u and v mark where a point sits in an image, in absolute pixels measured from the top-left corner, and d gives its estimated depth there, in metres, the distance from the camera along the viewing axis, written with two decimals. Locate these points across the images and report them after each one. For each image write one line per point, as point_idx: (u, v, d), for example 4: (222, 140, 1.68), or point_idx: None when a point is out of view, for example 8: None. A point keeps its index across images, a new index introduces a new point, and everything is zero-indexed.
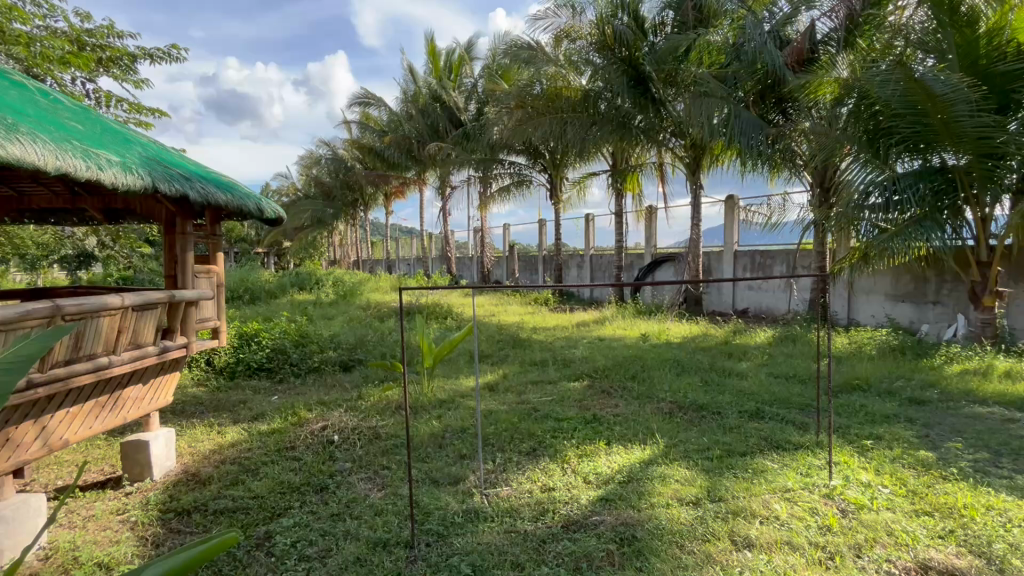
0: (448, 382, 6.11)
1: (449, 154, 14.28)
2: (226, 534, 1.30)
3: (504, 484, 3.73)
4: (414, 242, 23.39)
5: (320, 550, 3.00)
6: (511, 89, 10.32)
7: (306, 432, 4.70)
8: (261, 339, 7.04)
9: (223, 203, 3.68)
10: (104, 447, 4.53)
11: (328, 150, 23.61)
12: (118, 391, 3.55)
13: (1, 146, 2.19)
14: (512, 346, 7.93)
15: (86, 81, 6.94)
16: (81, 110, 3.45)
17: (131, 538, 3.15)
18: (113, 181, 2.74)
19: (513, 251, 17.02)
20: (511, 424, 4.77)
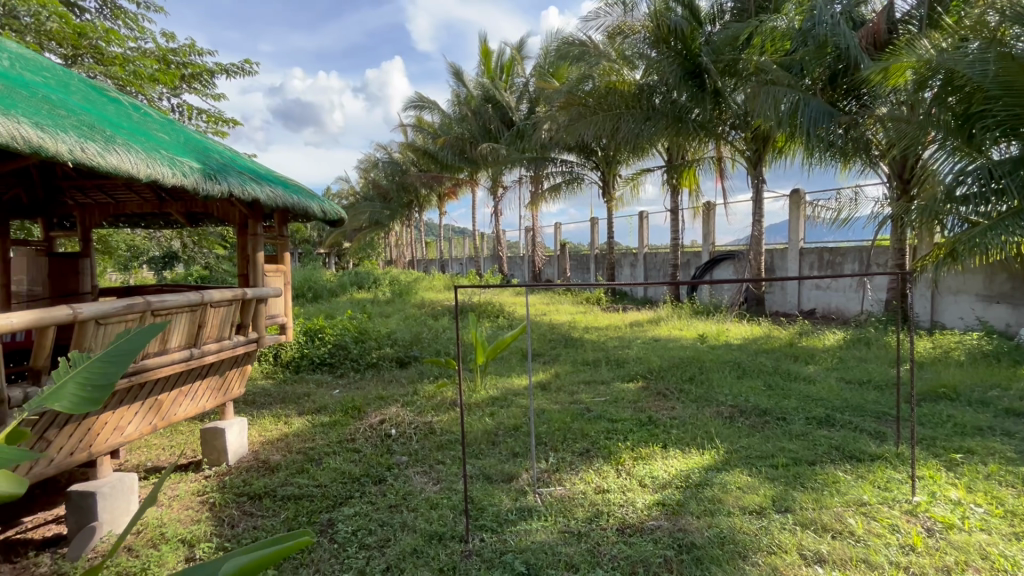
0: (500, 380, 6.17)
1: (501, 154, 14.37)
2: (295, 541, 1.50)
3: (557, 484, 3.72)
4: (466, 242, 23.78)
5: (379, 540, 3.11)
6: (563, 88, 10.26)
7: (366, 425, 4.88)
8: (324, 335, 7.41)
9: (290, 205, 3.89)
10: (187, 432, 4.90)
11: (384, 153, 24.40)
12: (199, 381, 3.83)
13: (100, 156, 2.39)
14: (564, 345, 7.88)
15: (172, 96, 7.57)
16: (167, 122, 3.75)
17: (209, 518, 3.40)
18: (195, 186, 2.95)
19: (564, 251, 16.90)
20: (563, 423, 4.74)
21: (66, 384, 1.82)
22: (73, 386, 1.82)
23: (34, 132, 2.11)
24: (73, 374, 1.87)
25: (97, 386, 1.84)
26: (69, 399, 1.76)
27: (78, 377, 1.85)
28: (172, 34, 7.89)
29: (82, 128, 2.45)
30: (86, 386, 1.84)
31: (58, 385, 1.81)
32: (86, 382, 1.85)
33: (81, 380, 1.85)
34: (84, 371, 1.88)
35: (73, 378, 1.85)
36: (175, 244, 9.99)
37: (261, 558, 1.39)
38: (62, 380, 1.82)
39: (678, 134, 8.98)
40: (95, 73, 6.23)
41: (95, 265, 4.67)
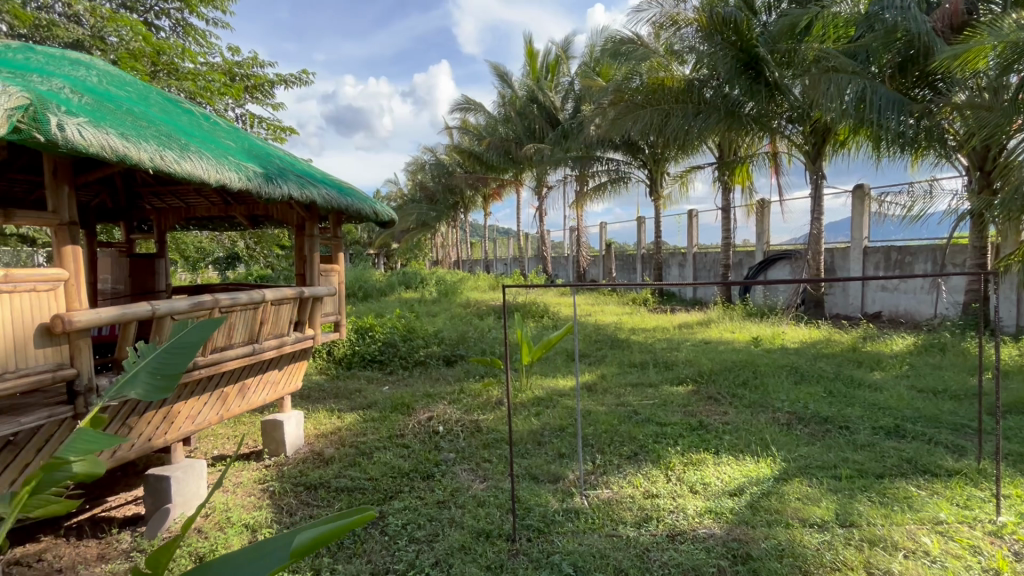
0: (545, 380, 6.16)
1: (546, 154, 14.35)
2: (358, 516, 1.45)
3: (604, 487, 3.67)
4: (511, 242, 23.88)
5: (428, 534, 3.16)
6: (609, 86, 10.12)
7: (415, 421, 5.00)
8: (374, 333, 7.65)
9: (345, 207, 4.04)
10: (249, 423, 5.19)
11: (431, 156, 24.88)
12: (260, 375, 4.03)
13: (176, 163, 2.56)
14: (609, 346, 7.77)
15: (237, 107, 8.04)
16: (233, 130, 3.98)
17: (270, 505, 3.58)
18: (258, 190, 3.11)
19: (610, 251, 16.64)
20: (610, 425, 4.67)
21: (139, 372, 1.95)
22: (145, 374, 1.95)
23: (120, 142, 2.28)
24: (144, 363, 1.99)
25: (166, 375, 1.97)
26: (142, 387, 1.89)
27: (148, 366, 1.98)
28: (237, 48, 8.37)
29: (161, 137, 2.64)
30: (157, 375, 1.97)
31: (131, 373, 1.94)
32: (157, 371, 1.98)
33: (150, 369, 1.98)
34: (153, 361, 2.01)
35: (144, 367, 1.97)
36: (239, 244, 10.60)
37: (332, 529, 1.41)
38: (134, 370, 1.95)
39: (731, 128, 8.65)
40: (171, 87, 6.71)
41: (170, 266, 4.97)
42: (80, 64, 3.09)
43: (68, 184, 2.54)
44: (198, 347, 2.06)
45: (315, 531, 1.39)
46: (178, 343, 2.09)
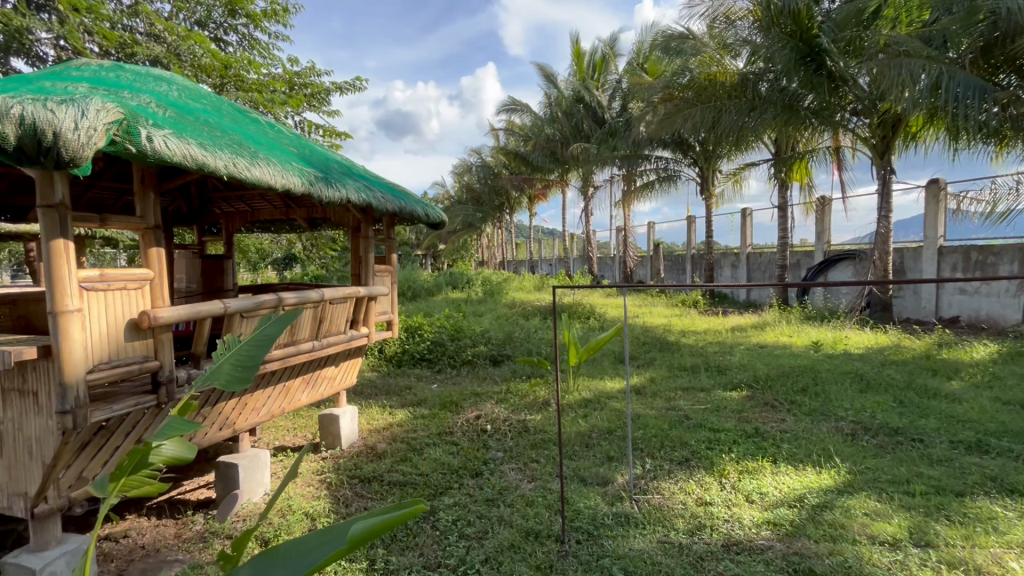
0: (593, 382, 6.10)
1: (593, 153, 14.19)
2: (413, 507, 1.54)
3: (654, 492, 3.60)
4: (556, 243, 23.80)
5: (477, 531, 3.21)
6: (658, 83, 9.91)
7: (463, 419, 5.08)
8: (423, 332, 7.83)
9: (399, 210, 4.16)
10: (306, 417, 5.44)
11: (477, 157, 25.19)
12: (319, 370, 4.21)
13: (247, 170, 2.73)
14: (659, 349, 7.59)
15: (296, 115, 8.44)
16: (295, 138, 4.19)
17: (327, 496, 3.74)
18: (320, 194, 3.26)
19: (658, 251, 16.24)
20: (660, 429, 4.57)
21: (224, 363, 2.13)
22: (228, 365, 2.12)
23: (200, 152, 2.45)
24: (229, 355, 2.18)
25: (245, 366, 2.13)
26: (224, 377, 2.06)
27: (233, 359, 2.15)
28: (296, 58, 8.78)
29: (234, 146, 2.82)
30: (237, 366, 2.13)
31: (218, 365, 2.13)
32: (239, 363, 2.14)
33: (233, 361, 2.15)
34: (236, 354, 2.19)
35: (229, 359, 2.16)
36: (297, 246, 11.12)
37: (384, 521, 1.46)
38: (219, 362, 2.13)
39: (789, 124, 8.27)
40: (237, 97, 7.13)
41: (237, 265, 5.31)
42: (161, 79, 3.34)
43: (153, 190, 2.76)
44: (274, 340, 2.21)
45: (370, 521, 1.45)
46: (258, 337, 2.25)
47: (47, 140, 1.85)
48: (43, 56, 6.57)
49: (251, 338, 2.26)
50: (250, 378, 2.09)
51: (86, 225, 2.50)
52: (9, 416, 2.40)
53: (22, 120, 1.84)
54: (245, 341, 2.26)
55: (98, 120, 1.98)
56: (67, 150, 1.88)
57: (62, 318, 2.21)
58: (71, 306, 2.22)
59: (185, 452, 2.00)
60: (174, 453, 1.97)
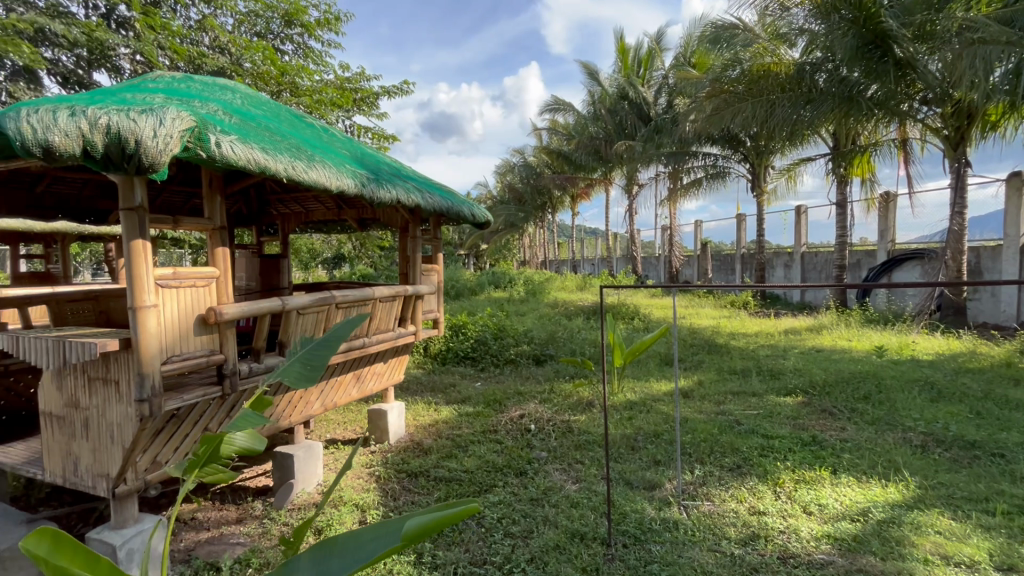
0: (638, 384, 5.99)
1: (638, 150, 13.92)
2: (466, 505, 1.51)
3: (704, 499, 3.49)
4: (599, 243, 23.52)
5: (522, 530, 3.22)
6: (707, 77, 9.60)
7: (507, 418, 5.11)
8: (467, 331, 7.92)
9: (445, 210, 4.23)
10: (355, 411, 5.61)
11: (519, 157, 25.25)
12: (368, 366, 4.34)
13: (305, 172, 2.84)
14: (707, 352, 7.36)
15: (347, 119, 8.73)
16: (347, 140, 4.34)
17: (376, 488, 3.85)
18: (372, 196, 3.36)
19: (705, 250, 15.72)
20: (709, 434, 4.43)
21: (294, 364, 2.31)
22: (298, 364, 2.30)
23: (262, 156, 2.57)
24: (300, 355, 2.37)
25: (312, 366, 2.29)
26: (294, 374, 2.23)
27: (303, 359, 2.33)
28: (347, 64, 9.09)
29: (293, 150, 2.95)
30: (305, 365, 2.30)
31: (289, 364, 2.31)
32: (307, 362, 2.31)
33: (303, 360, 2.33)
34: (305, 355, 2.37)
35: (298, 359, 2.34)
36: (346, 245, 11.50)
37: (440, 517, 1.47)
38: (290, 361, 2.31)
39: (849, 116, 7.83)
40: (293, 103, 7.44)
41: (293, 265, 5.56)
42: (225, 88, 3.52)
43: (220, 193, 2.92)
44: (341, 343, 2.35)
45: (423, 516, 1.45)
46: (326, 341, 2.43)
47: (130, 148, 2.00)
48: (120, 70, 7.08)
49: (320, 340, 2.44)
50: (315, 376, 2.23)
51: (161, 226, 2.67)
52: (94, 403, 2.60)
53: (108, 129, 1.99)
54: (314, 343, 2.44)
55: (175, 128, 2.12)
56: (147, 156, 2.03)
57: (140, 313, 2.36)
58: (148, 302, 2.38)
59: (255, 443, 2.18)
60: (246, 444, 2.16)
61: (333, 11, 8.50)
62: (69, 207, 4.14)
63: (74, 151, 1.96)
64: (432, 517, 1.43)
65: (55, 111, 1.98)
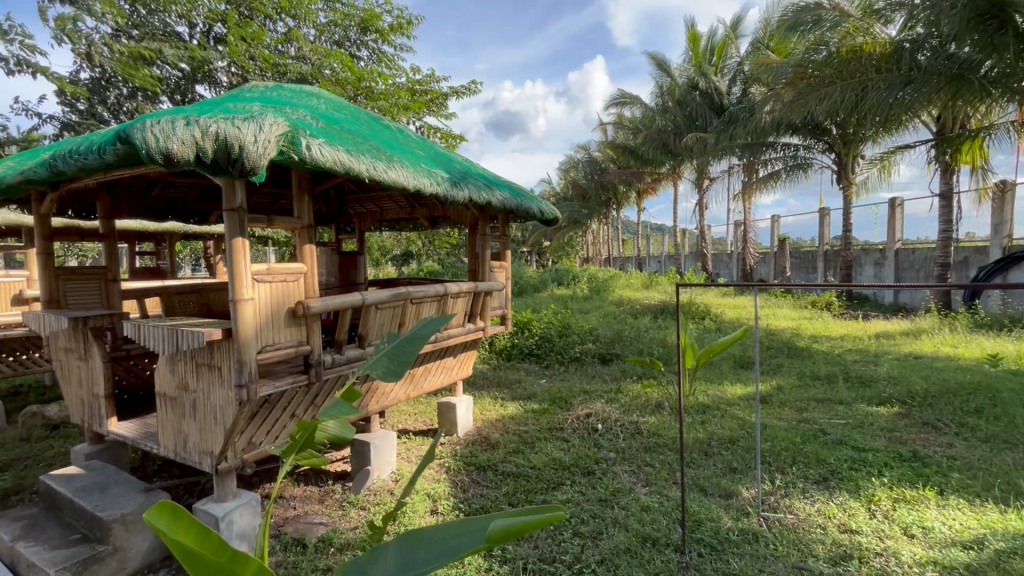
0: (710, 387, 5.73)
1: (709, 143, 13.32)
2: (552, 511, 1.50)
3: (787, 511, 3.28)
4: (666, 239, 22.75)
5: (592, 530, 3.18)
6: (788, 62, 9.00)
7: (573, 417, 5.07)
8: (532, 327, 7.94)
9: (515, 207, 4.24)
10: (424, 404, 5.80)
11: (584, 153, 24.97)
12: (437, 360, 4.46)
13: (386, 173, 2.95)
14: (787, 355, 6.89)
15: (418, 120, 9.00)
16: (420, 141, 4.46)
17: (447, 480, 3.95)
18: (447, 194, 3.43)
19: (783, 247, 14.75)
20: (792, 443, 4.15)
21: (383, 357, 2.40)
22: (387, 359, 2.39)
23: (348, 158, 2.70)
24: (389, 351, 2.46)
25: (399, 361, 2.38)
26: (383, 368, 2.33)
27: (391, 355, 2.41)
28: (418, 67, 9.38)
29: (374, 152, 3.07)
30: (394, 361, 2.38)
31: (377, 358, 2.40)
32: (395, 358, 2.40)
33: (391, 356, 2.41)
34: (394, 350, 2.46)
35: (387, 355, 2.43)
36: (415, 243, 11.91)
37: (525, 521, 1.47)
38: (379, 356, 2.40)
39: (957, 97, 7.04)
40: (368, 107, 7.79)
41: (368, 261, 5.82)
42: (311, 95, 3.73)
43: (307, 194, 3.10)
44: (426, 342, 2.47)
45: (509, 519, 1.46)
46: (413, 338, 2.53)
47: (234, 153, 2.17)
48: (218, 82, 7.75)
49: (406, 337, 2.54)
50: (403, 371, 2.32)
51: (257, 225, 2.88)
52: (200, 386, 2.86)
53: (216, 137, 2.16)
54: (401, 340, 2.54)
55: (272, 134, 2.28)
56: (248, 160, 2.20)
57: (239, 306, 2.56)
58: (246, 296, 2.58)
59: (344, 431, 2.36)
60: (336, 432, 2.34)
61: (406, 16, 8.80)
62: (177, 209, 4.57)
63: (189, 157, 2.14)
64: (518, 520, 1.44)
65: (173, 121, 2.16)
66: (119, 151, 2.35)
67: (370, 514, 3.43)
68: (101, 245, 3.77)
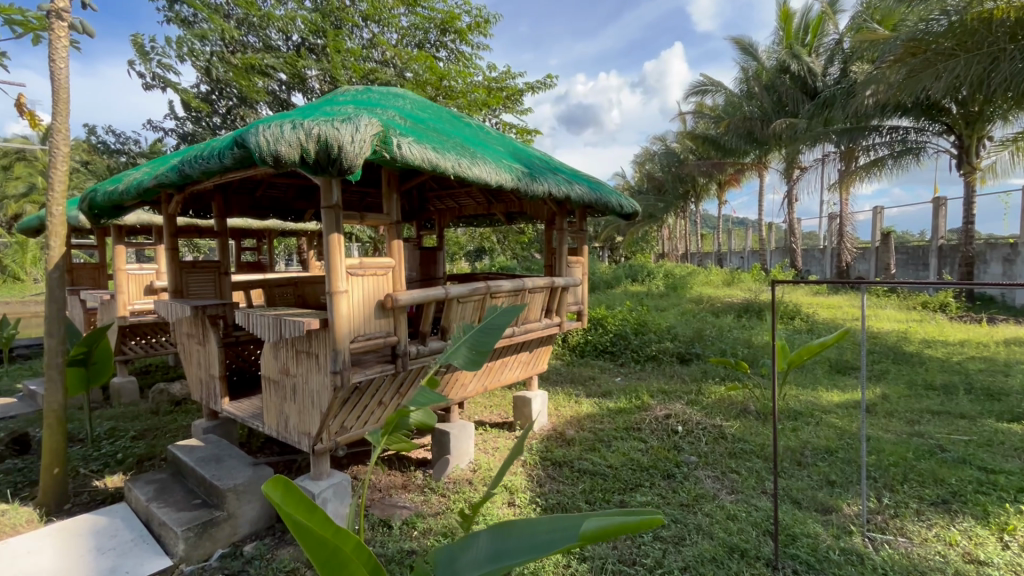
0: (803, 392, 5.32)
1: (801, 129, 12.33)
2: (647, 517, 1.47)
3: (898, 534, 2.96)
4: (749, 234, 21.39)
5: (674, 536, 3.07)
6: (898, 36, 8.10)
7: (651, 417, 4.91)
8: (607, 324, 7.80)
9: (594, 201, 4.17)
10: (498, 397, 5.89)
11: (661, 145, 24.09)
12: (513, 355, 4.50)
13: (469, 168, 3.01)
14: (893, 361, 6.23)
15: (494, 117, 9.12)
16: (499, 137, 4.51)
17: (523, 473, 3.98)
18: (527, 188, 3.44)
19: (888, 241, 13.33)
20: (902, 459, 3.75)
21: (462, 346, 2.47)
22: (466, 349, 2.45)
23: (434, 155, 2.78)
24: (466, 339, 2.52)
25: (479, 351, 2.44)
26: (463, 358, 2.40)
27: (468, 344, 2.48)
28: (494, 65, 9.48)
29: (458, 148, 3.15)
30: (472, 350, 2.45)
31: (458, 347, 2.48)
32: (474, 348, 2.46)
33: (469, 346, 2.47)
34: (471, 340, 2.52)
35: (466, 344, 2.49)
36: (489, 239, 12.11)
37: (619, 524, 1.45)
38: (459, 345, 2.47)
39: None
40: (448, 106, 8.01)
41: (446, 256, 6.01)
42: (398, 96, 3.89)
43: (395, 191, 3.22)
44: (501, 332, 2.52)
45: (603, 521, 1.45)
46: (487, 328, 2.59)
47: (334, 153, 2.31)
48: (311, 89, 8.30)
49: (482, 326, 2.60)
50: (483, 360, 2.39)
51: (351, 221, 3.04)
52: (300, 372, 3.09)
53: (318, 138, 2.31)
54: (477, 329, 2.60)
55: (367, 133, 2.40)
56: (347, 160, 2.33)
57: (335, 298, 2.73)
58: (341, 288, 2.74)
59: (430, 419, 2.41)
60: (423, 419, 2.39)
61: (484, 15, 8.93)
62: (277, 208, 4.96)
63: (295, 158, 2.31)
64: (612, 523, 1.43)
65: (282, 125, 2.34)
66: (236, 155, 2.59)
67: (450, 501, 3.54)
68: (215, 241, 4.17)
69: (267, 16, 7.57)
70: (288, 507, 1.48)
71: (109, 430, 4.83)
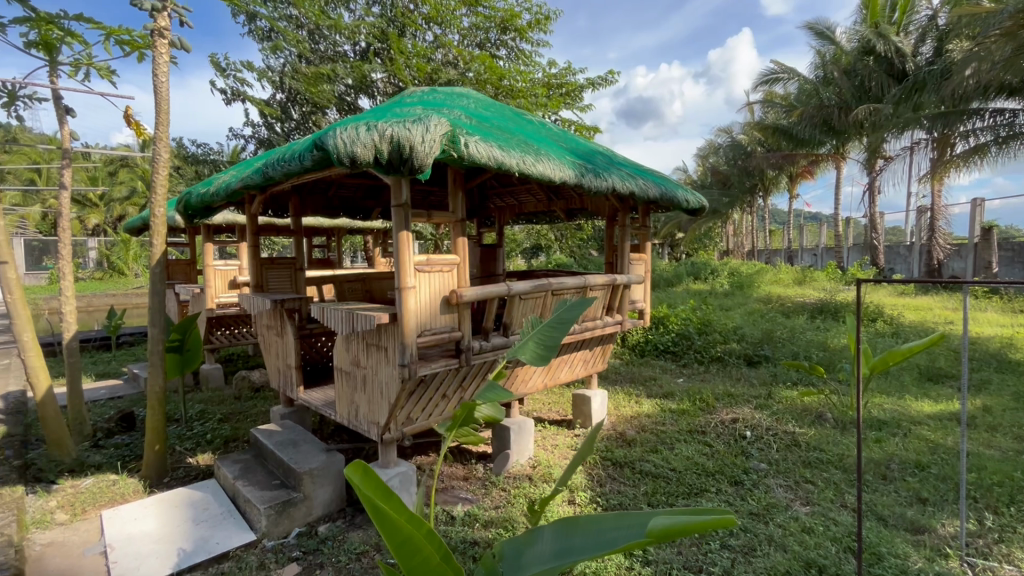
0: (888, 400, 4.92)
1: (886, 115, 11.37)
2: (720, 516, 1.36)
3: (1003, 560, 2.68)
4: (824, 230, 19.99)
5: (743, 545, 2.94)
6: (1004, 9, 7.28)
7: (716, 420, 4.73)
8: (669, 324, 7.58)
9: (659, 197, 4.05)
10: (557, 395, 5.88)
11: (726, 137, 23.01)
12: (573, 353, 4.47)
13: (533, 164, 3.01)
14: (995, 370, 5.62)
15: (554, 114, 9.08)
16: (561, 133, 4.48)
17: (583, 471, 3.95)
18: (591, 184, 3.40)
19: (989, 237, 12.02)
20: (1009, 478, 3.38)
21: (530, 342, 2.47)
22: (534, 344, 2.45)
23: (500, 153, 2.80)
24: (535, 334, 2.51)
25: (547, 347, 2.43)
26: (531, 353, 2.39)
27: (536, 339, 2.48)
28: (554, 61, 9.43)
29: (522, 145, 3.15)
30: (540, 346, 2.44)
31: (526, 342, 2.48)
32: (542, 343, 2.45)
33: (537, 341, 2.47)
34: (539, 335, 2.51)
35: (533, 338, 2.49)
36: (547, 236, 12.08)
37: (687, 522, 1.37)
38: (527, 340, 2.47)
39: None
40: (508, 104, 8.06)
41: (506, 253, 6.05)
42: (462, 95, 3.96)
43: (460, 189, 3.28)
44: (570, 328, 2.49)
45: (670, 518, 1.38)
46: (555, 323, 2.58)
47: (406, 152, 2.39)
48: (376, 93, 8.62)
49: (550, 321, 2.59)
50: (551, 356, 2.38)
51: (418, 219, 3.13)
52: (370, 363, 3.23)
53: (391, 139, 2.40)
54: (545, 324, 2.59)
55: (436, 133, 2.46)
56: (417, 159, 2.40)
57: (404, 293, 2.83)
58: (410, 283, 2.84)
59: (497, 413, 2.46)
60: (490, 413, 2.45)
61: (544, 11, 8.90)
62: (347, 207, 5.21)
63: (370, 159, 2.40)
64: (680, 521, 1.35)
65: (358, 127, 2.44)
66: (315, 157, 2.73)
67: (511, 495, 3.58)
68: (291, 239, 4.43)
69: (337, 25, 7.93)
70: (367, 490, 1.55)
71: (200, 412, 5.28)
